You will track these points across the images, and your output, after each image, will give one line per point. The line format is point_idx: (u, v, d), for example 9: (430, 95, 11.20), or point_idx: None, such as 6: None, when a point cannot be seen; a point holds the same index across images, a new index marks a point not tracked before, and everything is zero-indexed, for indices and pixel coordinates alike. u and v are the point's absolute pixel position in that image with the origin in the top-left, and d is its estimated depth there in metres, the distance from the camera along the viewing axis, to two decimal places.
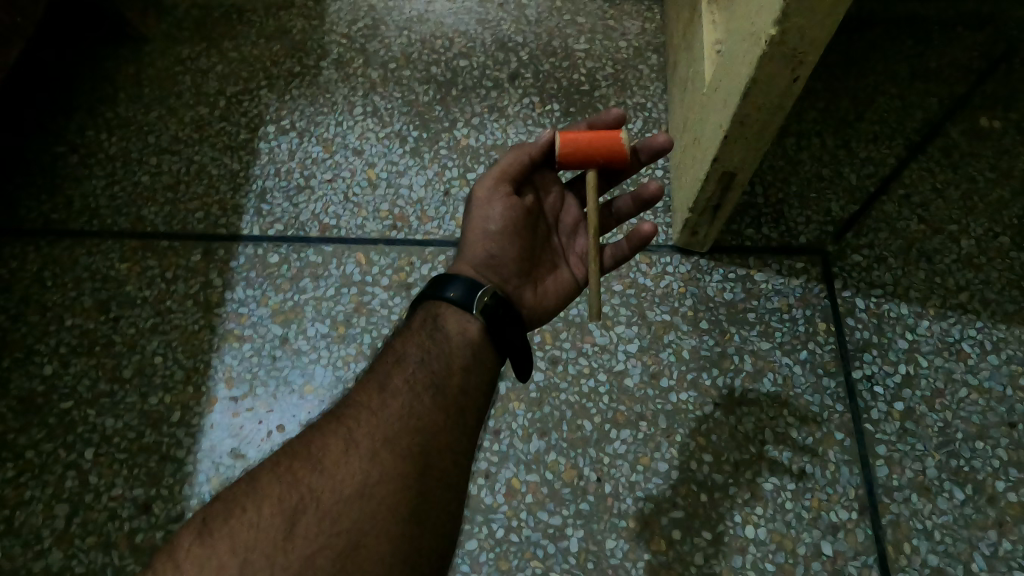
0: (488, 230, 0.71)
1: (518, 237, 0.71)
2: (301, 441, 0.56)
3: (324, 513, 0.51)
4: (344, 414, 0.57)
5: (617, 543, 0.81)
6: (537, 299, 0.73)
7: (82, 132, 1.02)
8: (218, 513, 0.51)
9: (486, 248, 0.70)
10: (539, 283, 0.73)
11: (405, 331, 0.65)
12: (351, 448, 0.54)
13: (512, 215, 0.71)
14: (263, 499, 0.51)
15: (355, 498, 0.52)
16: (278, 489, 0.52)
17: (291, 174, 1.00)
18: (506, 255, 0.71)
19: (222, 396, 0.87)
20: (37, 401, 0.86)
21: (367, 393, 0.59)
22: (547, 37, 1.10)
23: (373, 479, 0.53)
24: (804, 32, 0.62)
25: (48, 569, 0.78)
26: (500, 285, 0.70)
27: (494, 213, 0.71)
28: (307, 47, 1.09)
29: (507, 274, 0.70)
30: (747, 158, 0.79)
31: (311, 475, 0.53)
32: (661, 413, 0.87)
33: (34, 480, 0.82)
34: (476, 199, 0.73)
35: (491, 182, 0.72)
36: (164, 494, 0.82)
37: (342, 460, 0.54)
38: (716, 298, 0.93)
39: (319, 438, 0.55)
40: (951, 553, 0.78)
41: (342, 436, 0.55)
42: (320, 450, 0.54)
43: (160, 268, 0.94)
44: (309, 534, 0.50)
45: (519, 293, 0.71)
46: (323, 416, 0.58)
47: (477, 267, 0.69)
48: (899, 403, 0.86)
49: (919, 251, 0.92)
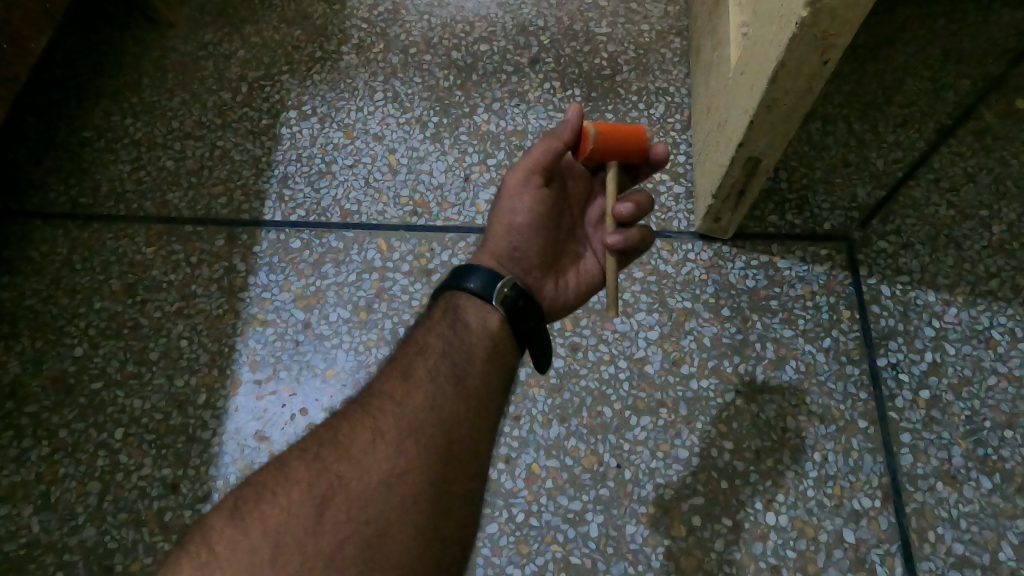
0: (514, 222, 0.70)
1: (544, 231, 0.71)
2: (328, 427, 0.56)
3: (353, 501, 0.52)
4: (369, 403, 0.58)
5: (637, 528, 0.81)
6: (557, 292, 0.72)
7: (108, 117, 1.03)
8: (250, 497, 0.52)
9: (512, 240, 0.70)
10: (561, 276, 0.73)
11: (426, 321, 0.65)
12: (378, 437, 0.55)
13: (539, 208, 0.71)
14: (293, 484, 0.52)
15: (382, 488, 0.52)
16: (309, 474, 0.53)
17: (312, 160, 1.00)
18: (529, 248, 0.70)
19: (246, 379, 0.88)
20: (69, 381, 0.88)
21: (390, 382, 0.59)
22: (568, 21, 1.09)
23: (400, 468, 0.53)
24: (837, 11, 0.60)
25: (82, 545, 0.80)
26: (520, 276, 0.70)
27: (523, 207, 0.71)
28: (327, 32, 1.09)
29: (527, 265, 0.70)
30: (772, 144, 0.78)
31: (340, 462, 0.53)
32: (682, 400, 0.87)
33: (66, 459, 0.84)
34: (505, 190, 0.72)
35: (523, 172, 0.71)
36: (192, 475, 0.84)
37: (369, 448, 0.54)
38: (738, 285, 0.92)
39: (346, 425, 0.56)
40: (977, 543, 0.78)
41: (368, 424, 0.56)
42: (347, 438, 0.55)
43: (185, 252, 0.95)
44: (339, 520, 0.51)
45: (540, 284, 0.71)
46: (347, 403, 0.58)
47: (498, 257, 0.70)
48: (925, 391, 0.85)
49: (948, 239, 0.87)
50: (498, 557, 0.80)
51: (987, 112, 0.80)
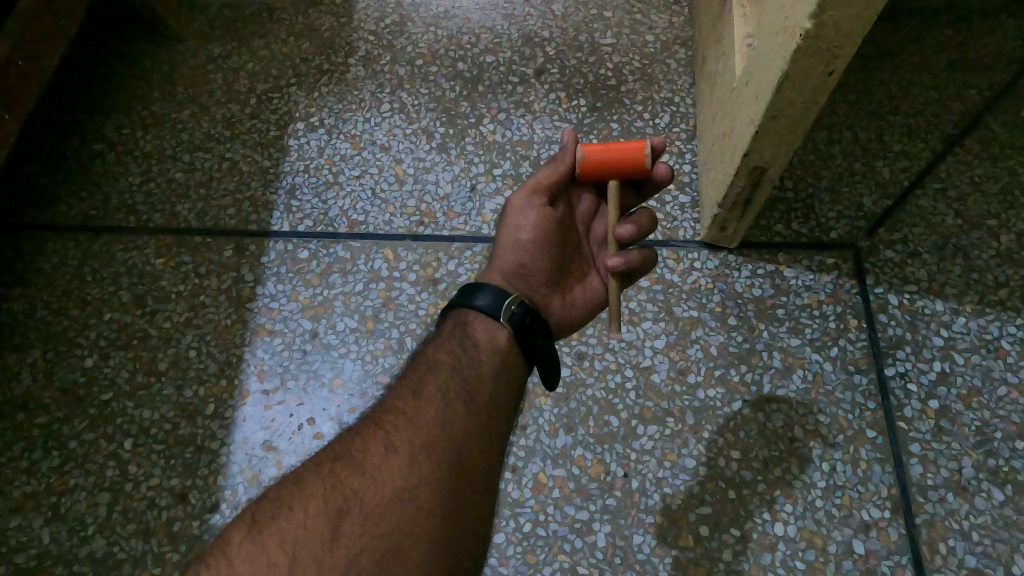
0: (520, 239, 0.71)
1: (550, 247, 0.71)
2: (340, 443, 0.57)
3: (367, 515, 0.52)
4: (380, 419, 0.58)
5: (644, 539, 0.81)
6: (564, 309, 0.72)
7: (119, 130, 1.04)
8: (267, 511, 0.52)
9: (518, 257, 0.70)
10: (567, 293, 0.73)
11: (436, 338, 0.65)
12: (391, 453, 0.55)
13: (545, 226, 0.71)
14: (308, 499, 0.52)
15: (396, 502, 0.53)
16: (323, 489, 0.53)
17: (319, 171, 1.01)
18: (536, 264, 0.70)
19: (254, 388, 0.89)
20: (79, 392, 0.89)
21: (402, 398, 0.59)
22: (573, 32, 1.09)
23: (413, 484, 0.54)
24: (840, 25, 0.61)
25: (92, 555, 0.81)
26: (528, 293, 0.70)
27: (528, 224, 0.71)
28: (335, 44, 1.10)
29: (535, 282, 0.70)
30: (778, 154, 0.78)
31: (354, 477, 0.54)
32: (689, 409, 0.87)
33: (76, 469, 0.85)
34: (510, 208, 0.72)
35: (527, 191, 0.71)
36: (200, 485, 0.84)
37: (382, 464, 0.54)
38: (745, 293, 0.92)
39: (359, 440, 0.56)
40: (989, 555, 0.77)
41: (381, 439, 0.56)
42: (360, 453, 0.55)
43: (193, 263, 0.96)
44: (354, 534, 0.51)
45: (547, 301, 0.71)
46: (359, 419, 0.58)
47: (506, 275, 0.70)
48: (934, 401, 0.85)
49: (956, 247, 0.86)
50: (505, 568, 0.80)
51: (994, 121, 0.78)
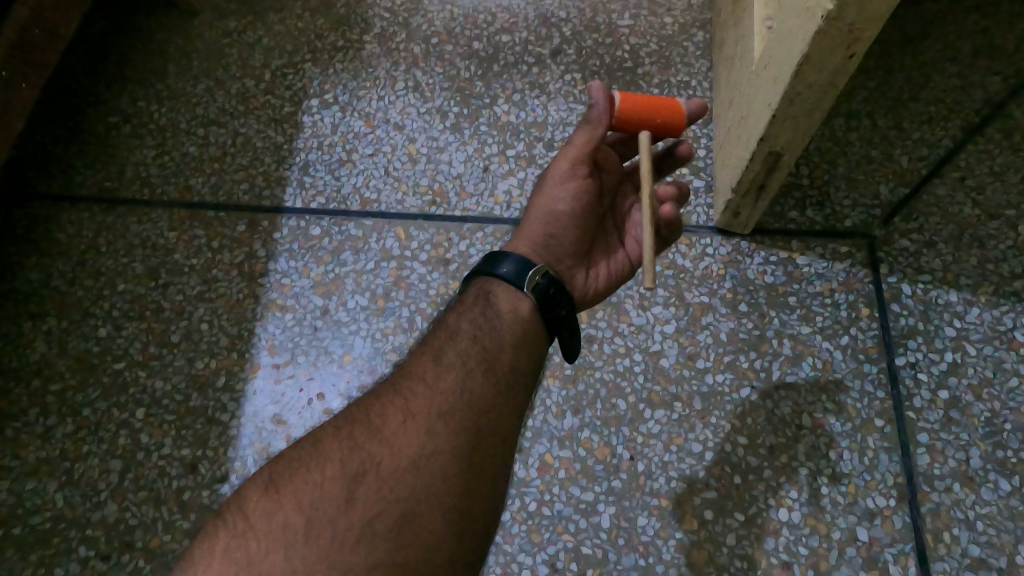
0: (555, 211, 0.70)
1: (584, 223, 0.71)
2: (361, 408, 0.57)
3: (383, 480, 0.52)
4: (401, 384, 0.58)
5: (649, 521, 0.82)
6: (587, 282, 0.71)
7: (134, 102, 1.04)
8: (286, 471, 0.53)
9: (549, 228, 0.70)
10: (591, 266, 0.72)
11: (458, 305, 0.65)
12: (409, 419, 0.55)
13: (582, 198, 0.71)
14: (327, 461, 0.53)
15: (412, 468, 0.53)
16: (342, 452, 0.54)
17: (333, 148, 1.01)
18: (565, 237, 0.70)
19: (264, 362, 0.89)
20: (92, 360, 0.90)
21: (423, 365, 0.60)
22: (590, 13, 1.08)
23: (430, 451, 0.54)
24: (864, 5, 0.60)
25: (104, 521, 0.82)
26: (554, 265, 0.69)
27: (564, 196, 0.70)
28: (350, 21, 1.09)
29: (561, 255, 0.70)
30: (796, 137, 0.77)
31: (372, 442, 0.54)
32: (697, 395, 0.87)
33: (90, 436, 0.86)
34: (549, 178, 0.72)
35: (568, 160, 0.71)
36: (211, 456, 0.85)
37: (401, 429, 0.55)
38: (756, 280, 0.92)
39: (379, 407, 0.57)
40: (994, 545, 0.77)
41: (400, 405, 0.56)
42: (379, 419, 0.56)
43: (206, 237, 0.96)
44: (370, 498, 0.51)
45: (572, 272, 0.70)
46: (381, 384, 0.59)
47: (534, 244, 0.69)
48: (944, 391, 0.84)
49: (972, 237, 0.85)
50: (509, 545, 0.81)
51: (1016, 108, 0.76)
